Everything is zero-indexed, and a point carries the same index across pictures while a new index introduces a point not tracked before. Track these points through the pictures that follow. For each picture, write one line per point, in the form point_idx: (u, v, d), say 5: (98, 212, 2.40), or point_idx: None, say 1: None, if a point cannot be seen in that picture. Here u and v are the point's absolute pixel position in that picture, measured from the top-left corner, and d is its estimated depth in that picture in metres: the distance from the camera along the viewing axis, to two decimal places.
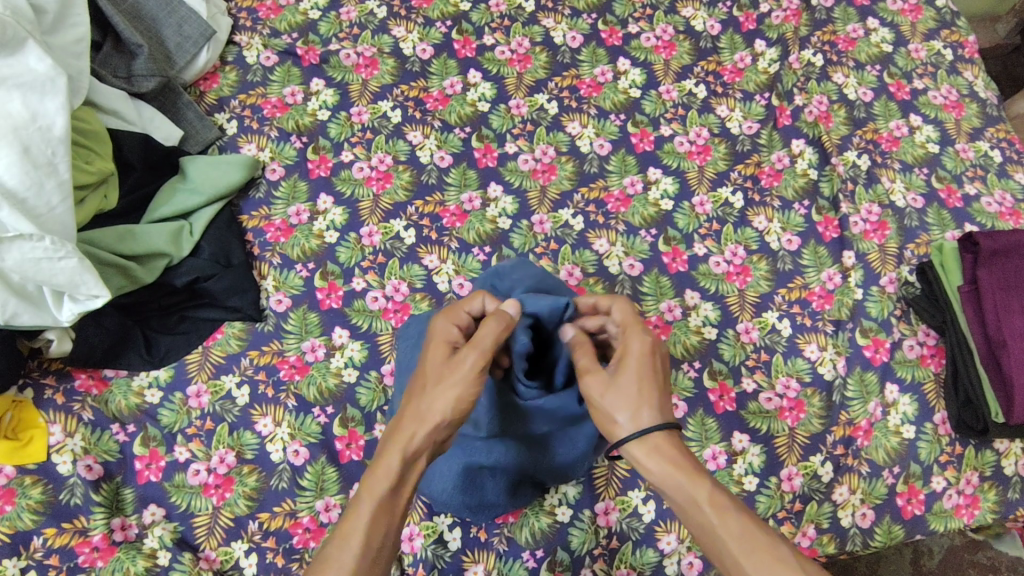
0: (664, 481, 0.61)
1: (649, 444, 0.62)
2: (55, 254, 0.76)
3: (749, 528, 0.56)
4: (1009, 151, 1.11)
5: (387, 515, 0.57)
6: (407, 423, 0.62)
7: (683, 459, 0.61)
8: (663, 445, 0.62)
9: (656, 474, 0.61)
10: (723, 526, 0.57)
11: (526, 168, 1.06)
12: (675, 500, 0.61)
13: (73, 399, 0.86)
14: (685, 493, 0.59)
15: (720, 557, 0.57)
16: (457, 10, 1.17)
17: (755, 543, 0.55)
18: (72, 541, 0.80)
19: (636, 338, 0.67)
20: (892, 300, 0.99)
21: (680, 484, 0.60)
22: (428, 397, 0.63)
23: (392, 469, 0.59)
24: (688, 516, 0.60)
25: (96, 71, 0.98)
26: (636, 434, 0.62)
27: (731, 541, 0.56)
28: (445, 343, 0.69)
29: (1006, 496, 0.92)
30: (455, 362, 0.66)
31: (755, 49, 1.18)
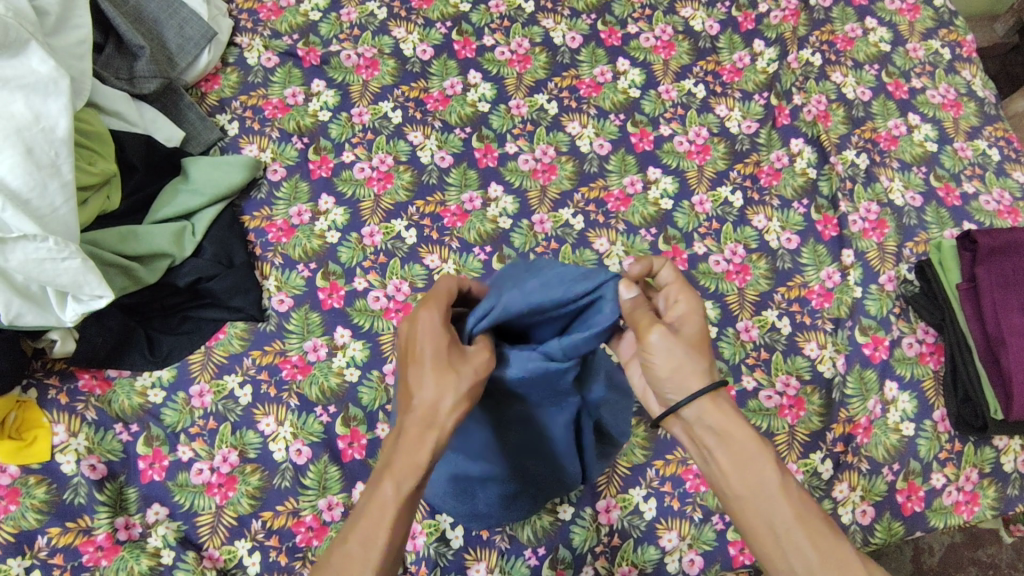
0: (725, 439, 0.60)
1: (716, 399, 0.60)
2: (58, 255, 0.76)
3: (801, 495, 0.59)
4: (1007, 149, 1.12)
5: (407, 514, 0.57)
6: (419, 421, 0.57)
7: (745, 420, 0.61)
8: (727, 404, 0.61)
9: (719, 430, 0.60)
10: (784, 493, 0.58)
11: (527, 168, 1.06)
12: (733, 455, 0.60)
13: (77, 399, 0.87)
14: (756, 455, 0.59)
15: (769, 521, 0.58)
16: (457, 10, 1.18)
17: (806, 514, 0.58)
18: (77, 541, 0.80)
19: (691, 300, 0.64)
20: (891, 298, 1.00)
21: (748, 444, 0.59)
22: (432, 388, 0.58)
23: (417, 467, 0.56)
24: (741, 475, 0.59)
25: (99, 72, 0.98)
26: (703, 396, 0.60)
27: (787, 507, 0.58)
28: (449, 336, 0.60)
29: (1005, 492, 0.92)
30: (469, 358, 0.60)
31: (754, 49, 1.18)
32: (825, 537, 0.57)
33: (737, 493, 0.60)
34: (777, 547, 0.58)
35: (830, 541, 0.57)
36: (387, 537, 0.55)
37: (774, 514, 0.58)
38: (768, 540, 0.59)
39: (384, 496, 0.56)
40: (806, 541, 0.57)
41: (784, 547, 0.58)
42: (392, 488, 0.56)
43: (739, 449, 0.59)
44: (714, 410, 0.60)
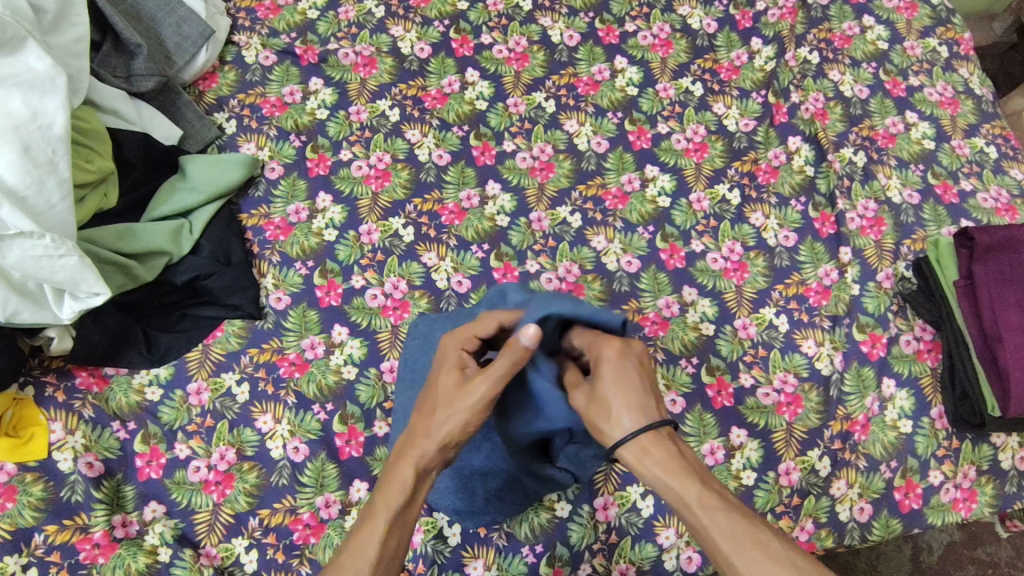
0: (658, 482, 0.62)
1: (643, 448, 0.63)
2: (56, 252, 0.76)
3: (732, 515, 0.58)
4: (1004, 147, 1.12)
5: (398, 530, 0.61)
6: (418, 445, 0.64)
7: (671, 455, 0.62)
8: (652, 447, 0.62)
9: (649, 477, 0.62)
10: (711, 523, 0.58)
11: (524, 166, 1.06)
12: (669, 500, 0.62)
13: (74, 397, 0.87)
14: (673, 489, 0.61)
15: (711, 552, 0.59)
16: (454, 9, 1.18)
17: (737, 537, 0.57)
18: (74, 538, 0.80)
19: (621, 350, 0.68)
20: (888, 295, 1.00)
21: (668, 484, 0.61)
22: (436, 420, 0.64)
23: (404, 486, 0.62)
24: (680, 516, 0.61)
25: (96, 71, 0.98)
26: (625, 438, 0.63)
27: (717, 535, 0.58)
28: (455, 366, 0.68)
29: (1004, 489, 0.92)
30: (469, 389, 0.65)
31: (752, 47, 1.19)
32: (752, 551, 0.56)
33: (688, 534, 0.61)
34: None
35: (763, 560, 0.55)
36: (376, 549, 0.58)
37: (714, 547, 0.58)
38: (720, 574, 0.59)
39: (380, 512, 0.61)
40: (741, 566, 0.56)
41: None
42: (384, 503, 0.61)
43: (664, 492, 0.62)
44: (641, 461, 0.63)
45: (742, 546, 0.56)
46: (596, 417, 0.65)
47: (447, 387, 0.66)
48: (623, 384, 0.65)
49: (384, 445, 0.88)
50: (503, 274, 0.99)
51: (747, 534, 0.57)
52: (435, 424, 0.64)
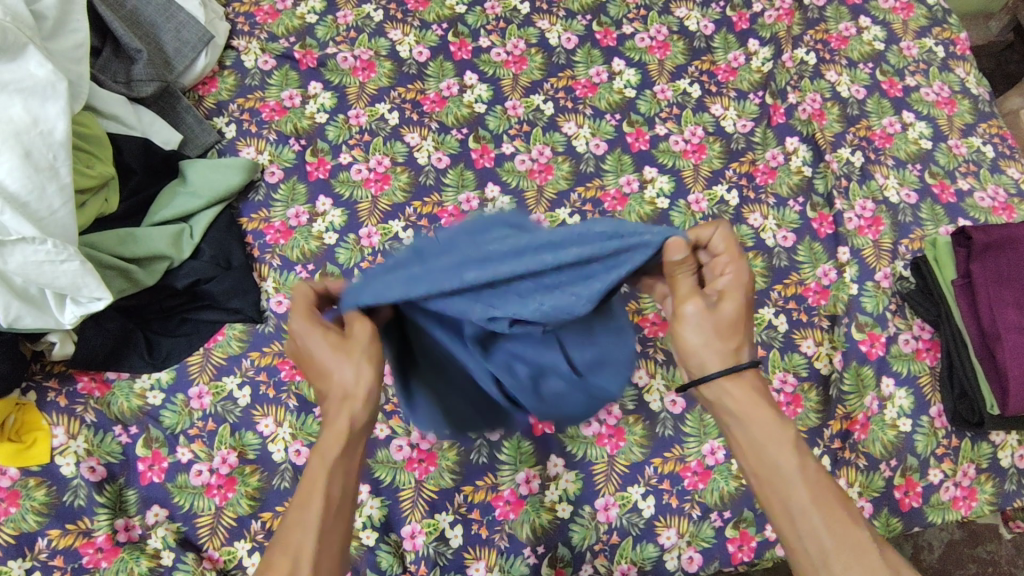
0: (745, 417, 0.63)
1: (738, 379, 0.64)
2: (56, 257, 0.76)
3: (819, 475, 0.60)
4: (1001, 146, 1.12)
5: (343, 472, 0.60)
6: (333, 404, 0.63)
7: (765, 402, 0.63)
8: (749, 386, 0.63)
9: (739, 410, 0.63)
10: (800, 472, 0.60)
11: (523, 168, 1.07)
12: (747, 439, 0.63)
13: (76, 401, 0.87)
14: (762, 430, 0.62)
15: (783, 497, 0.60)
16: (452, 12, 1.18)
17: (821, 496, 0.58)
18: (77, 542, 0.81)
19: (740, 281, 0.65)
20: (887, 295, 1.00)
21: (765, 421, 0.62)
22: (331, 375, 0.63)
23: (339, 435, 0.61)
24: (758, 455, 0.62)
25: (96, 76, 0.98)
26: (729, 369, 0.63)
27: (801, 486, 0.59)
28: (320, 327, 0.65)
29: (1003, 487, 0.93)
30: (352, 336, 0.63)
31: (749, 48, 1.19)
32: (836, 512, 0.58)
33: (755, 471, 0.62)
34: (789, 524, 0.59)
35: (844, 521, 0.57)
36: (320, 513, 0.57)
37: (790, 494, 0.59)
38: (781, 518, 0.60)
39: (317, 476, 0.59)
40: (820, 521, 0.57)
41: (798, 525, 0.58)
42: (319, 462, 0.60)
43: (751, 429, 0.62)
44: (733, 390, 0.64)
45: (827, 504, 0.58)
46: (709, 331, 0.63)
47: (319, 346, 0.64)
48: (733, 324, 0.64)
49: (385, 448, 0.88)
50: None
51: (832, 493, 0.59)
52: (345, 379, 0.63)
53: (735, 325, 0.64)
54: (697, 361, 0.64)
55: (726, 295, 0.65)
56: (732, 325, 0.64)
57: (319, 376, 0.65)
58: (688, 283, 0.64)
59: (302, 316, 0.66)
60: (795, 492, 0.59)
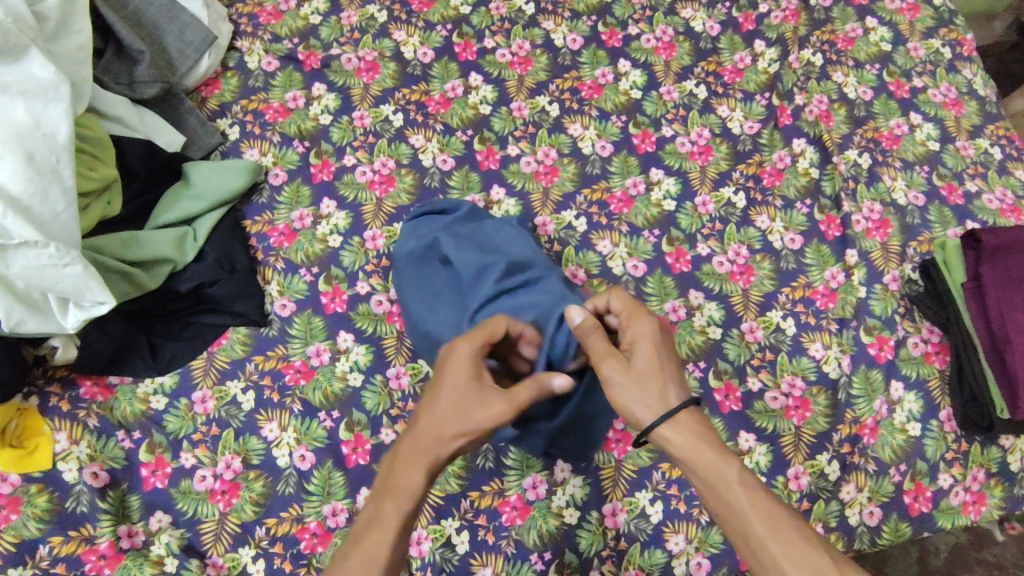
0: (692, 457, 0.64)
1: (677, 422, 0.65)
2: (60, 261, 0.76)
3: (771, 506, 0.61)
4: (1009, 148, 1.12)
5: (410, 524, 0.62)
6: (427, 439, 0.64)
7: (706, 440, 0.64)
8: (688, 424, 0.65)
9: (685, 450, 0.64)
10: (751, 504, 0.61)
11: (529, 170, 1.06)
12: (700, 481, 0.64)
13: (78, 406, 0.86)
14: (712, 472, 0.63)
15: (745, 536, 0.61)
16: (457, 13, 1.18)
17: (770, 523, 0.60)
18: (80, 549, 0.80)
19: (643, 323, 0.71)
20: (896, 298, 0.99)
21: (710, 459, 0.63)
22: (440, 417, 0.65)
23: (416, 485, 0.62)
24: (713, 491, 0.64)
25: (98, 78, 0.98)
26: (667, 415, 0.65)
27: (756, 519, 0.61)
28: (469, 365, 0.67)
29: (1012, 492, 0.92)
30: (487, 401, 0.65)
31: (755, 49, 1.18)
32: (793, 542, 0.59)
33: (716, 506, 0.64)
34: (754, 559, 0.61)
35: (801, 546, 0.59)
36: (389, 548, 0.59)
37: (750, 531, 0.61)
38: (745, 550, 0.61)
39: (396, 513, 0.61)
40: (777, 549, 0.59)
41: (759, 556, 0.60)
42: (394, 506, 0.61)
43: (701, 471, 0.64)
44: (675, 435, 0.65)
45: (782, 534, 0.59)
46: (631, 388, 0.67)
47: (459, 385, 0.66)
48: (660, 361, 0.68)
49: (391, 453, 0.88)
50: None
51: (785, 521, 0.60)
52: (448, 428, 0.64)
53: (654, 372, 0.67)
54: (633, 414, 0.67)
55: (636, 346, 0.69)
56: (651, 373, 0.67)
57: (423, 411, 0.66)
58: (601, 342, 0.70)
59: (473, 347, 0.68)
60: (752, 530, 0.60)
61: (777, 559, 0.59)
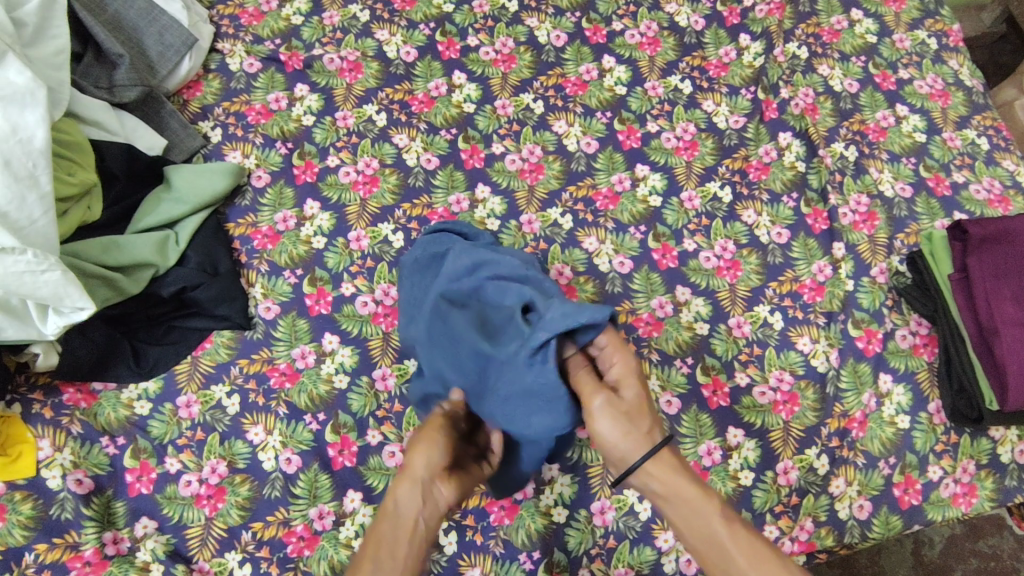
0: (668, 492, 0.67)
1: (659, 461, 0.68)
2: (38, 268, 0.75)
3: (755, 543, 0.64)
4: (995, 138, 1.11)
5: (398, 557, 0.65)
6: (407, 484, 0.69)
7: (686, 477, 0.67)
8: (665, 461, 0.68)
9: (664, 487, 0.67)
10: (732, 538, 0.64)
11: (514, 168, 1.06)
12: (683, 517, 0.66)
13: (62, 413, 0.86)
14: (693, 510, 0.66)
15: (718, 559, 0.65)
16: (440, 12, 1.17)
17: (754, 551, 0.63)
18: (64, 557, 0.79)
19: (625, 360, 0.75)
20: (883, 290, 0.99)
21: (691, 495, 0.66)
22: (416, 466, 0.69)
23: (396, 523, 0.67)
24: (693, 528, 0.66)
25: (77, 81, 0.97)
26: (651, 451, 0.68)
27: (737, 550, 0.64)
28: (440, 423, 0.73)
29: (1003, 483, 0.91)
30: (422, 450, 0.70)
31: (740, 43, 1.18)
32: (770, 562, 0.63)
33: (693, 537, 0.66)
34: None
35: (771, 563, 0.63)
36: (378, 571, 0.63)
37: (723, 554, 0.64)
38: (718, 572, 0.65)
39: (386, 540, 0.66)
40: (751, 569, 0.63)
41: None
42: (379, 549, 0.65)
43: (679, 504, 0.66)
44: (655, 470, 0.67)
45: (760, 560, 0.63)
46: (614, 424, 0.69)
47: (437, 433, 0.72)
48: (639, 399, 0.72)
49: (377, 454, 0.87)
50: None
51: (765, 551, 0.64)
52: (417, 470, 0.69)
53: (640, 407, 0.71)
54: (621, 453, 0.69)
55: (622, 383, 0.73)
56: (633, 407, 0.71)
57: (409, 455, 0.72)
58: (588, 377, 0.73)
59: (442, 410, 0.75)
60: (733, 563, 0.64)
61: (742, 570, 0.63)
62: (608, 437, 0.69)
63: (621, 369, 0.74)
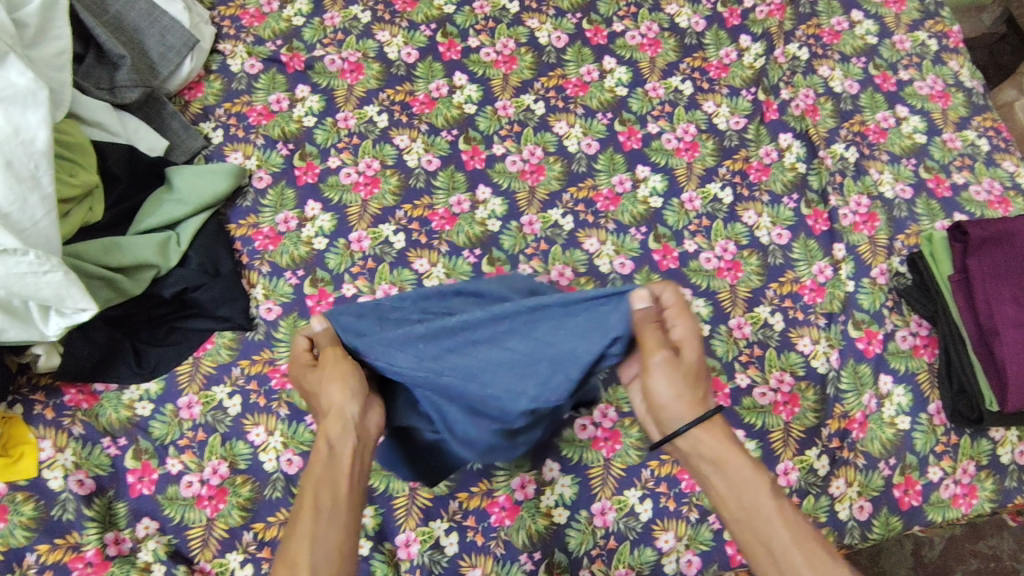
0: (720, 460, 0.64)
1: (709, 426, 0.66)
2: (39, 269, 0.75)
3: (804, 527, 0.60)
4: (996, 139, 1.11)
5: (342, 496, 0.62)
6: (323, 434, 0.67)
7: (738, 447, 0.65)
8: (714, 431, 0.66)
9: (713, 455, 0.64)
10: (783, 521, 0.60)
11: (514, 169, 1.06)
12: (730, 491, 0.63)
13: (63, 414, 0.86)
14: (743, 485, 0.63)
15: (763, 542, 0.61)
16: (441, 13, 1.17)
17: (802, 537, 0.60)
18: (66, 557, 0.79)
19: (686, 326, 0.71)
20: (883, 292, 0.99)
21: (743, 467, 0.63)
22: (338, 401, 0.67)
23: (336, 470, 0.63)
24: (740, 505, 0.63)
25: (79, 82, 0.97)
26: (702, 418, 0.65)
27: (784, 529, 0.60)
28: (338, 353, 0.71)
29: (1004, 484, 0.91)
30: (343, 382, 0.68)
31: (740, 44, 1.18)
32: (820, 556, 0.59)
33: (736, 511, 0.63)
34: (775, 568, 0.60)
35: (823, 558, 0.58)
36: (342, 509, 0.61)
37: (768, 538, 0.61)
38: (763, 555, 0.61)
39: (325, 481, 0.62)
40: (802, 560, 0.58)
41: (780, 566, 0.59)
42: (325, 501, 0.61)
43: (730, 475, 0.63)
44: (705, 436, 0.65)
45: (809, 547, 0.59)
46: (667, 384, 0.67)
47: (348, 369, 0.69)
48: (697, 367, 0.68)
49: None
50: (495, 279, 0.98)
51: (815, 543, 0.59)
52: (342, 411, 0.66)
53: (697, 372, 0.68)
54: (668, 413, 0.67)
55: (683, 343, 0.70)
56: (691, 373, 0.68)
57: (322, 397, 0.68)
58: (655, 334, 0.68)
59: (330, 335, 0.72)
60: (777, 540, 0.60)
61: (797, 568, 0.58)
62: (661, 396, 0.67)
63: (683, 333, 0.70)
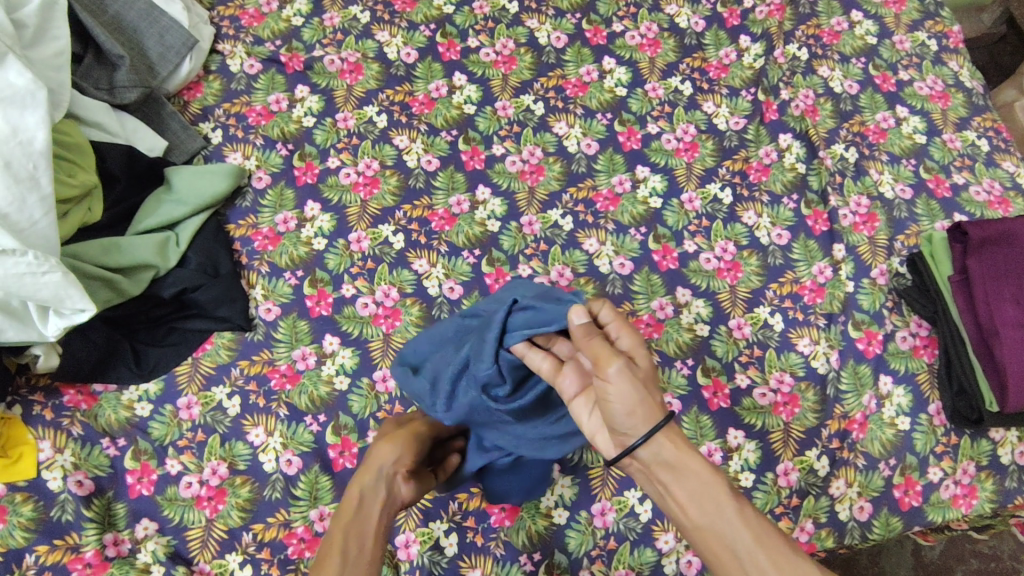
0: (679, 465, 0.59)
1: (667, 433, 0.60)
2: (38, 269, 0.75)
3: (767, 529, 0.57)
4: (996, 139, 1.11)
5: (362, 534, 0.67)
6: (376, 482, 0.72)
7: (696, 452, 0.60)
8: (671, 436, 0.60)
9: (673, 462, 0.59)
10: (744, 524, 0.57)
11: (514, 169, 1.06)
12: (690, 495, 0.59)
13: (62, 414, 0.86)
14: (705, 489, 0.58)
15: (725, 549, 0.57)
16: (440, 13, 1.17)
17: (763, 539, 0.56)
18: (65, 558, 0.79)
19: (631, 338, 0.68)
20: (882, 292, 0.99)
21: (701, 470, 0.59)
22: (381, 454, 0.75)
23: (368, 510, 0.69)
24: (699, 508, 0.58)
25: (78, 82, 0.97)
26: (657, 428, 0.60)
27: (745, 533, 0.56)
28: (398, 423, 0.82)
29: (1003, 484, 0.91)
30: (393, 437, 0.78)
31: (740, 44, 1.18)
32: (785, 556, 0.55)
33: (697, 523, 0.58)
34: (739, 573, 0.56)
35: (789, 559, 0.55)
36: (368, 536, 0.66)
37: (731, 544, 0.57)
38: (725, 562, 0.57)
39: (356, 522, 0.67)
40: (767, 562, 0.55)
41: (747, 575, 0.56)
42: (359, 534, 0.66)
43: (690, 481, 0.59)
44: (663, 443, 0.60)
45: (773, 548, 0.56)
46: (622, 391, 0.60)
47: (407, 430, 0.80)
48: (648, 372, 0.65)
49: None
50: (494, 279, 0.98)
51: (776, 539, 0.56)
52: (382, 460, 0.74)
53: (650, 379, 0.64)
54: (620, 426, 0.61)
55: (633, 354, 0.66)
56: (645, 379, 0.63)
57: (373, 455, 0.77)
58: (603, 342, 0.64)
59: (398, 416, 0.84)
60: (740, 544, 0.56)
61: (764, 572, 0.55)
62: (616, 409, 0.60)
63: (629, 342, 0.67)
